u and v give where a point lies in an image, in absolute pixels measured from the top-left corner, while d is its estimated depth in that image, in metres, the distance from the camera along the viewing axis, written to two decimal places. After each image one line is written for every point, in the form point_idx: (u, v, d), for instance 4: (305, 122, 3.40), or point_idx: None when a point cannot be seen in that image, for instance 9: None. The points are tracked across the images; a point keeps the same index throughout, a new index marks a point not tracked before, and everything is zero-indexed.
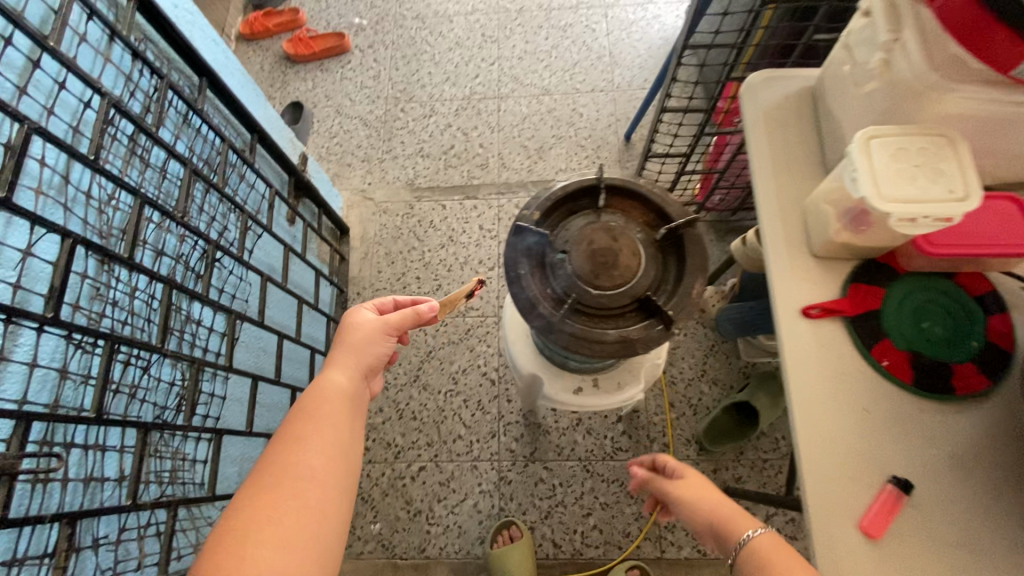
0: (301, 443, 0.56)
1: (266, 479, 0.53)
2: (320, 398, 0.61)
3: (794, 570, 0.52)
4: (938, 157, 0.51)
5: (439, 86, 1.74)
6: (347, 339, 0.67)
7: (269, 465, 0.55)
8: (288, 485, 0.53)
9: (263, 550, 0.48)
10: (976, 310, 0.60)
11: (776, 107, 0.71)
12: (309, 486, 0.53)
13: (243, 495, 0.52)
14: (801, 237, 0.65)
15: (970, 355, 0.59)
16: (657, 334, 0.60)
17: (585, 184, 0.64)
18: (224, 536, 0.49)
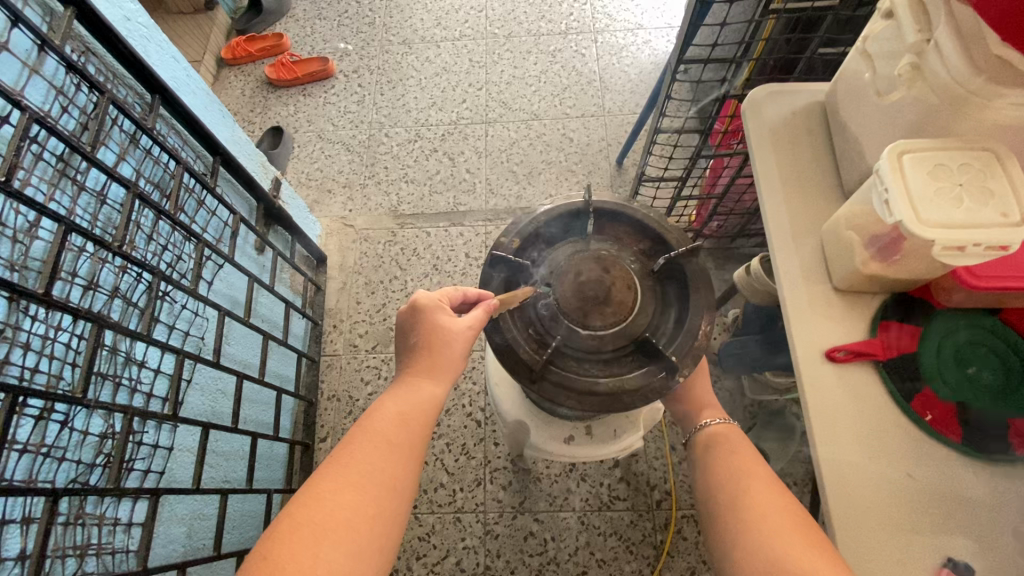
0: (389, 448, 0.53)
1: (343, 475, 0.50)
2: (411, 404, 0.56)
3: (739, 448, 0.57)
4: (984, 174, 0.44)
5: (425, 111, 1.68)
6: (438, 346, 0.58)
7: (349, 457, 0.51)
8: (364, 487, 0.49)
9: (336, 543, 0.46)
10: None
11: (783, 123, 0.63)
12: (385, 496, 0.50)
13: (325, 480, 0.49)
14: (820, 268, 0.56)
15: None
16: (659, 383, 0.51)
17: (571, 208, 0.56)
18: (290, 525, 0.46)
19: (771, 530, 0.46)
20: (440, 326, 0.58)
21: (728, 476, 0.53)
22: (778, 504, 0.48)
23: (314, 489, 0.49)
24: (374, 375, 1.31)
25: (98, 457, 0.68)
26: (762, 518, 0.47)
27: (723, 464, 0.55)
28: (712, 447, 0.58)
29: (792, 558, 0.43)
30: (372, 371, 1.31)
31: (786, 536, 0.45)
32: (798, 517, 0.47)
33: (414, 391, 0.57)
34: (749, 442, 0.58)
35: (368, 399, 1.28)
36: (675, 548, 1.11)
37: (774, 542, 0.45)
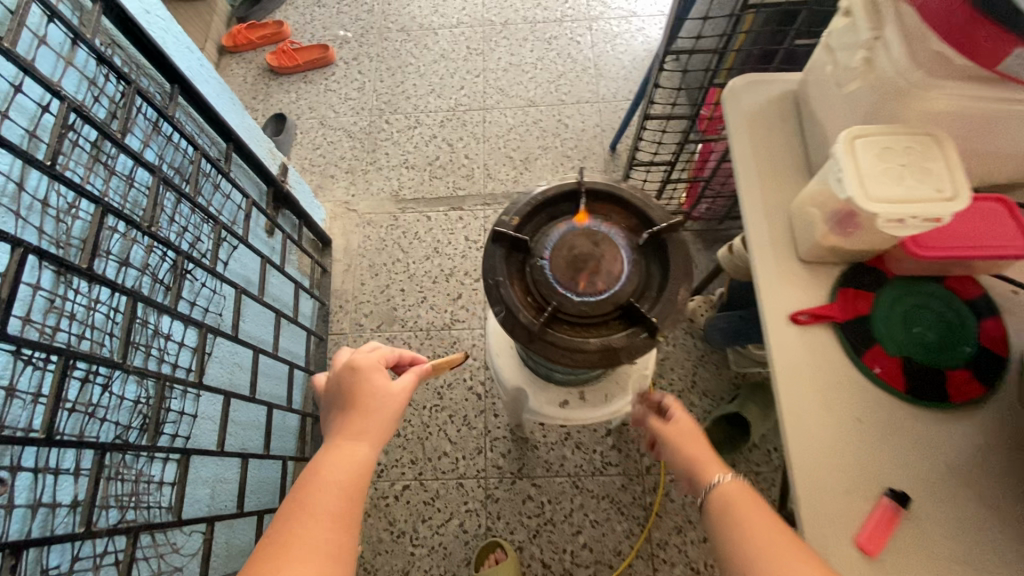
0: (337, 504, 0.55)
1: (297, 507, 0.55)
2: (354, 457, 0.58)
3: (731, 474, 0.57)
4: (924, 156, 0.50)
5: (424, 97, 1.73)
6: (369, 404, 0.62)
7: (288, 517, 0.53)
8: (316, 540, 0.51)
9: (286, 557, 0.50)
10: (970, 317, 0.58)
11: (759, 111, 0.70)
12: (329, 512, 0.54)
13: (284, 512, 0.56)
14: (788, 242, 0.63)
15: (966, 363, 0.56)
16: (642, 343, 0.57)
17: (564, 189, 0.62)
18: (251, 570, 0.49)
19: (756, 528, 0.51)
20: (365, 376, 0.64)
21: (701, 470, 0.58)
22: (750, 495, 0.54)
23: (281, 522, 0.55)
24: None
25: (134, 420, 0.74)
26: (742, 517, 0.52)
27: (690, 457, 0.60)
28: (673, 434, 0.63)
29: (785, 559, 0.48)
30: None
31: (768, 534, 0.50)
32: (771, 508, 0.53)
33: (352, 443, 0.59)
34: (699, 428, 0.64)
35: None
36: (663, 508, 1.19)
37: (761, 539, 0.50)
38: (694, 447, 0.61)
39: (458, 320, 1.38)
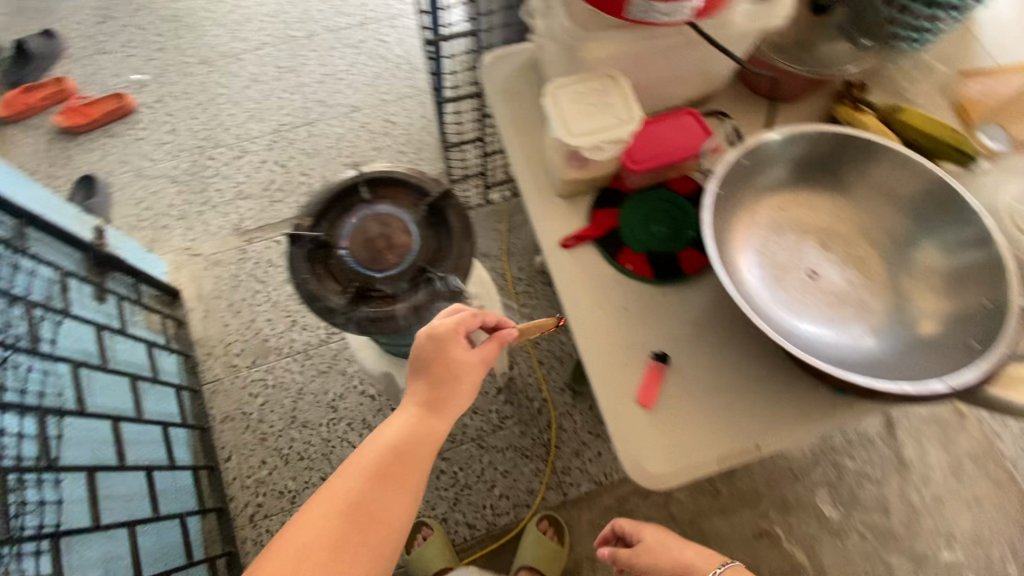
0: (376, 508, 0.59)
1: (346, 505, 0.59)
2: (391, 457, 0.61)
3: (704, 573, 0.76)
4: (606, 92, 0.63)
5: (244, 126, 1.70)
6: (447, 380, 0.62)
7: (348, 514, 0.58)
8: (354, 543, 0.57)
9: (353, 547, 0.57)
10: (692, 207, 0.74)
11: (509, 80, 0.82)
12: (398, 501, 0.60)
13: (332, 499, 0.59)
14: (549, 184, 0.77)
15: (693, 242, 0.72)
16: (442, 296, 0.65)
17: (346, 182, 0.69)
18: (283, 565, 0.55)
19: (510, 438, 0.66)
20: (444, 355, 0.62)
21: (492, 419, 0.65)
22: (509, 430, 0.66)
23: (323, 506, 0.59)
24: (263, 386, 1.37)
25: None
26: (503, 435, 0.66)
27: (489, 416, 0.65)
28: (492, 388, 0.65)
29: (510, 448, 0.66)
30: (259, 383, 1.37)
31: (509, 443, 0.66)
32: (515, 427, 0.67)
33: (403, 436, 0.61)
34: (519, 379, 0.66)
35: (262, 409, 1.35)
36: (560, 440, 1.33)
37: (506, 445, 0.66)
38: (655, 562, 0.79)
39: (333, 332, 1.41)
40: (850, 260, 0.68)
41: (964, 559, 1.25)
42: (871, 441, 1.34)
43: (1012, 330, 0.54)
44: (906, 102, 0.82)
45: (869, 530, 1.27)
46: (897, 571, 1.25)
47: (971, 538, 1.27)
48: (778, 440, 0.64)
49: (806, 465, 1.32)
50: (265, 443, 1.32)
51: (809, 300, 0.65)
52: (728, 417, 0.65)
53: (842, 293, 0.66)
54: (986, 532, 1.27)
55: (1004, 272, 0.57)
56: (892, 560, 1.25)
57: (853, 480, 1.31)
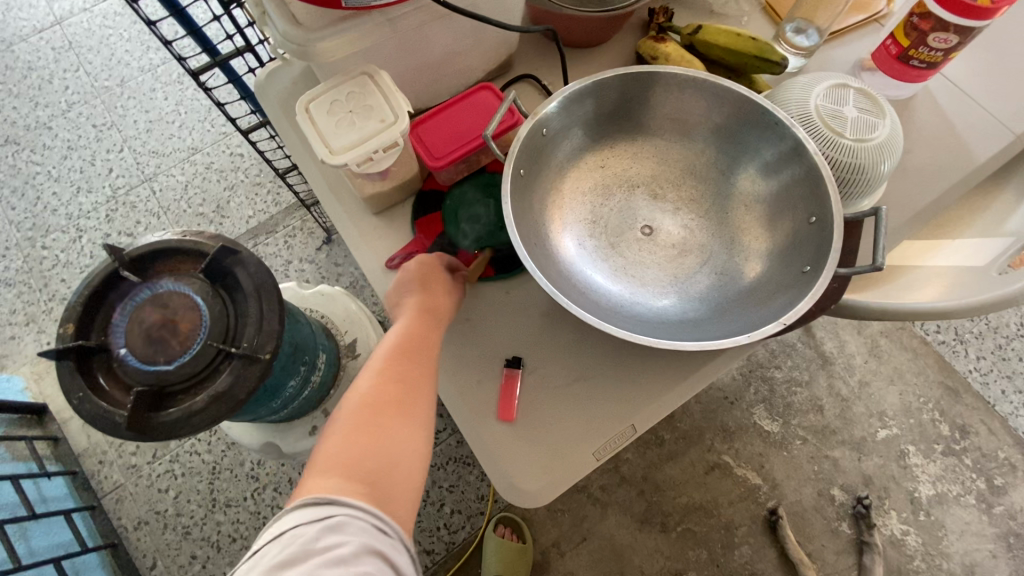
0: (395, 399, 0.56)
1: (373, 444, 0.53)
2: (401, 351, 0.57)
3: None
4: (363, 95, 0.55)
5: (74, 201, 1.51)
6: (444, 288, 0.61)
7: (364, 453, 0.52)
8: (388, 429, 0.54)
9: (394, 482, 0.52)
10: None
11: (288, 95, 0.72)
12: (411, 431, 0.55)
13: (355, 443, 0.52)
14: (357, 204, 0.68)
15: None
16: (248, 369, 0.56)
17: (106, 271, 0.59)
18: (324, 464, 0.51)
19: (397, 443, 0.54)
20: (433, 271, 0.61)
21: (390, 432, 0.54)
22: (404, 435, 0.55)
23: (360, 447, 0.52)
24: (170, 479, 1.25)
25: None
26: (395, 434, 0.54)
27: (387, 411, 0.55)
28: (375, 395, 0.56)
29: (400, 458, 0.53)
30: (166, 476, 1.25)
31: (401, 449, 0.54)
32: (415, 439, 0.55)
33: (402, 335, 0.58)
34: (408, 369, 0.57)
35: (177, 502, 1.23)
36: None
37: (399, 452, 0.54)
38: None
39: None
40: (682, 203, 0.63)
41: (899, 432, 1.30)
42: (792, 347, 1.36)
43: (838, 244, 0.51)
44: (712, 17, 0.77)
45: (809, 432, 1.30)
46: (842, 462, 1.28)
47: (901, 411, 1.31)
48: (656, 410, 0.60)
49: (738, 389, 1.33)
50: (190, 536, 1.21)
51: (645, 262, 0.60)
52: (599, 405, 0.60)
53: (680, 243, 0.61)
54: (912, 400, 1.32)
55: (820, 182, 0.53)
56: (835, 454, 1.29)
57: (784, 389, 1.33)
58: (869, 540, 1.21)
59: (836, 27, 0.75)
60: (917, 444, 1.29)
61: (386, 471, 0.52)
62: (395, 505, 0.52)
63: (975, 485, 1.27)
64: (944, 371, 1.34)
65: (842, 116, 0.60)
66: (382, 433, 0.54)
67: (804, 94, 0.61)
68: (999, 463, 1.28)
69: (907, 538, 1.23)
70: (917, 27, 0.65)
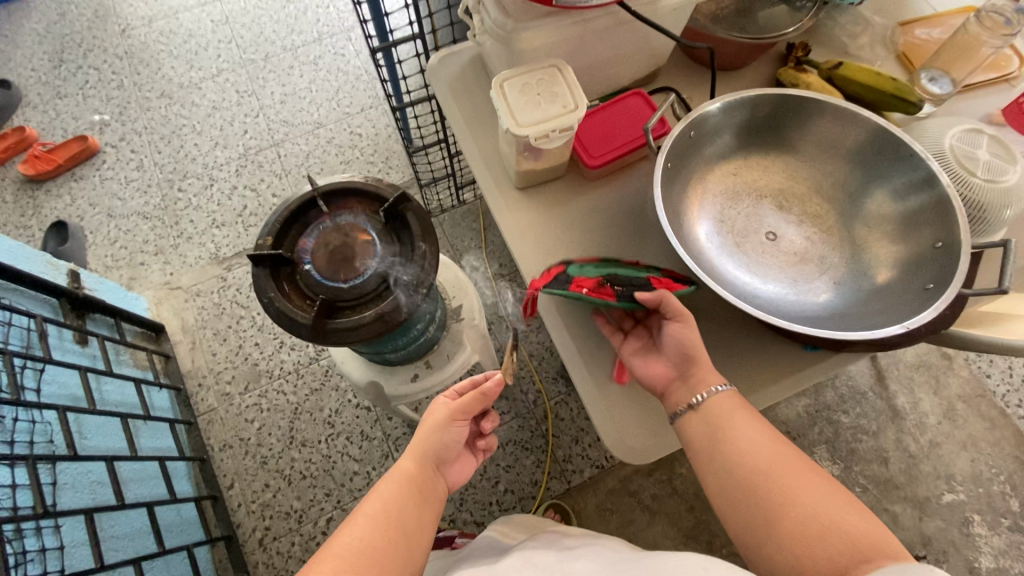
0: (405, 525, 0.62)
1: (380, 546, 0.59)
2: (409, 480, 0.65)
3: None
4: (551, 83, 0.64)
5: (210, 154, 1.70)
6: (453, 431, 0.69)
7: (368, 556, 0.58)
8: (396, 542, 0.61)
9: None
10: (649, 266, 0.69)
11: (458, 77, 0.82)
12: (412, 547, 0.62)
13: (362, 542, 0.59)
14: (506, 177, 0.77)
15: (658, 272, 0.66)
16: (407, 299, 0.65)
17: (302, 199, 0.69)
18: (339, 551, 0.58)
19: (401, 550, 0.60)
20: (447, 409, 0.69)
21: (399, 542, 0.61)
22: (408, 550, 0.61)
23: (368, 550, 0.59)
24: (257, 411, 1.37)
25: None
26: (401, 541, 0.61)
27: (398, 527, 0.62)
28: (390, 508, 0.63)
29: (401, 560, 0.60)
30: (253, 409, 1.37)
31: (400, 556, 0.60)
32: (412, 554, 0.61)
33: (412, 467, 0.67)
34: (415, 496, 0.65)
35: (259, 433, 1.35)
36: (557, 429, 1.33)
37: (400, 554, 0.60)
38: None
39: (321, 349, 1.41)
40: (806, 216, 0.68)
41: (966, 499, 1.27)
42: (863, 395, 1.35)
43: (965, 267, 0.55)
44: (848, 57, 0.83)
45: (870, 481, 1.29)
46: (902, 518, 1.26)
47: (970, 478, 1.28)
48: (758, 399, 0.65)
49: (802, 426, 1.33)
50: (267, 466, 1.32)
51: (766, 262, 0.66)
52: None
53: (803, 251, 0.66)
54: (984, 469, 1.29)
55: (949, 209, 0.58)
56: (896, 508, 1.27)
57: (850, 434, 1.33)
58: None
59: (969, 82, 0.79)
60: (983, 514, 1.26)
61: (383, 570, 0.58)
62: None
63: None
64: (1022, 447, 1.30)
65: (976, 156, 0.64)
66: (387, 538, 0.60)
67: (941, 132, 0.66)
68: None
69: None
70: None
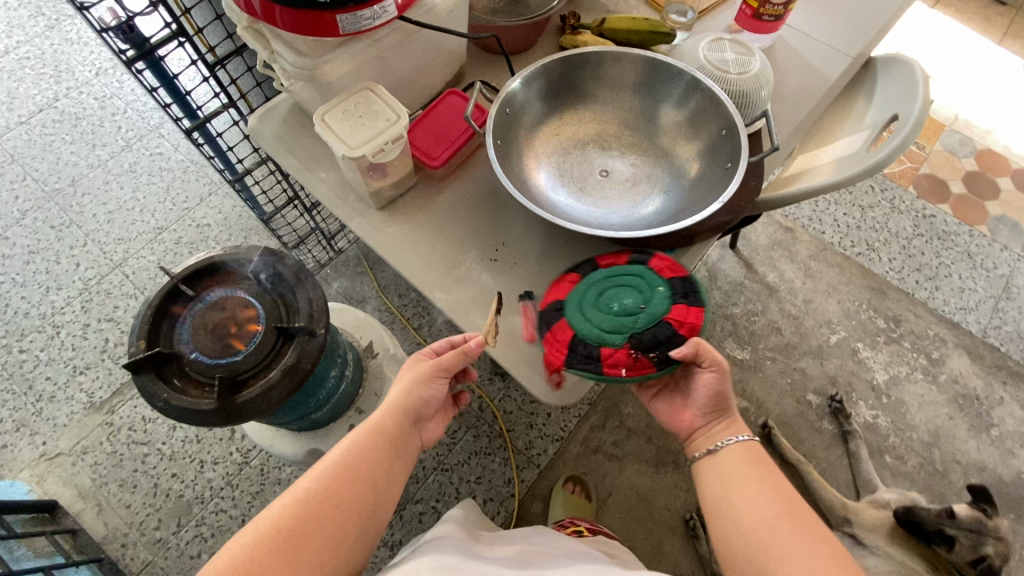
0: (372, 476, 0.62)
1: (346, 492, 0.59)
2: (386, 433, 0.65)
3: None
4: (368, 103, 0.68)
5: (45, 300, 1.52)
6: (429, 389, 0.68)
7: (332, 497, 0.58)
8: (363, 490, 0.61)
9: (347, 526, 0.58)
10: (634, 263, 0.69)
11: (283, 128, 0.84)
12: (378, 498, 0.62)
13: (328, 485, 0.59)
14: (363, 203, 0.80)
15: (671, 301, 0.66)
16: (309, 345, 0.66)
17: (161, 290, 0.67)
18: (304, 493, 0.58)
19: (368, 499, 0.61)
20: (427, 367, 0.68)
21: (365, 491, 0.61)
22: (375, 499, 0.61)
23: (334, 496, 0.59)
24: (201, 542, 1.25)
25: None
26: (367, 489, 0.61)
27: (366, 476, 0.61)
28: (362, 455, 0.62)
29: (365, 507, 0.60)
30: (195, 542, 1.25)
31: (365, 504, 0.60)
32: (377, 502, 0.62)
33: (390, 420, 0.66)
34: (390, 448, 0.65)
35: None
36: (509, 423, 1.37)
37: (366, 502, 0.60)
38: None
39: (249, 449, 1.32)
40: (625, 147, 0.79)
41: (846, 334, 1.50)
42: (742, 285, 1.55)
43: (745, 142, 0.68)
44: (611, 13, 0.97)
45: (775, 351, 1.48)
46: (809, 370, 1.46)
47: (843, 316, 1.52)
48: None
49: (708, 329, 1.50)
50: None
51: (609, 196, 0.75)
52: None
53: (633, 175, 0.77)
54: (849, 305, 1.53)
55: (720, 101, 0.71)
56: (802, 364, 1.47)
57: (745, 321, 1.51)
58: (849, 428, 1.37)
59: (703, 6, 0.97)
60: (863, 340, 1.49)
61: (342, 514, 0.58)
62: (339, 546, 0.57)
63: (919, 363, 1.47)
64: (867, 276, 1.57)
65: (724, 58, 0.78)
66: (355, 484, 0.60)
67: (694, 48, 0.80)
68: (932, 340, 1.50)
69: (878, 421, 1.41)
70: None
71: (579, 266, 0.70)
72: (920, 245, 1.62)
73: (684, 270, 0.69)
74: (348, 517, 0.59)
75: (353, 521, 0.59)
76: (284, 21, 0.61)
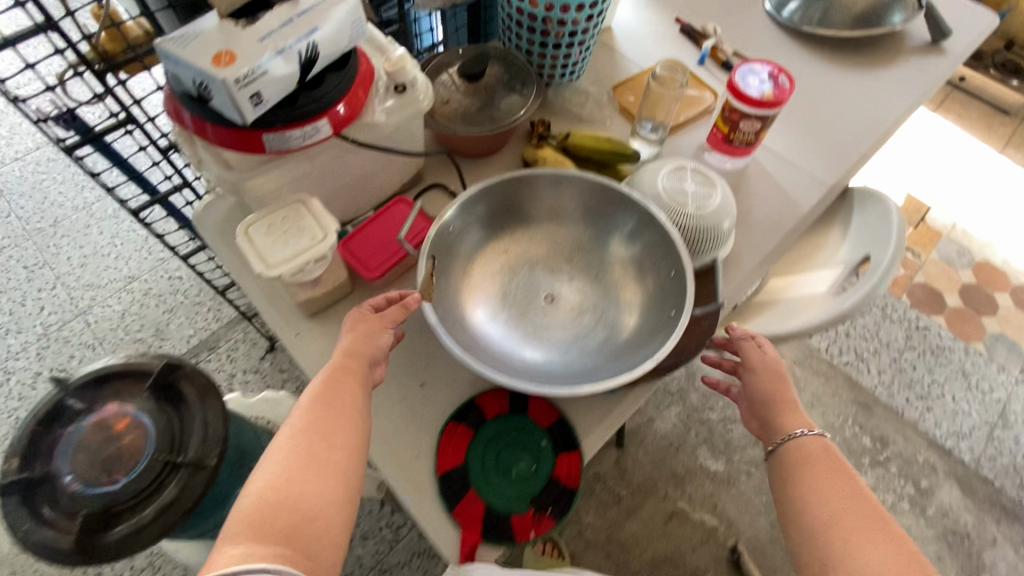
0: (336, 431, 0.55)
1: (313, 455, 0.53)
2: (333, 388, 0.58)
3: None
4: (296, 218, 0.65)
5: (2, 344, 1.48)
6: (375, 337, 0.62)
7: (297, 463, 0.52)
8: (328, 447, 0.54)
9: (327, 487, 0.52)
10: (513, 415, 0.68)
11: (225, 220, 0.81)
12: (352, 447, 0.55)
13: (289, 456, 0.52)
14: (293, 309, 0.75)
15: (556, 454, 0.66)
16: (196, 478, 0.60)
17: (51, 403, 0.63)
18: (270, 467, 0.52)
19: (339, 454, 0.54)
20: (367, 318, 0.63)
21: (334, 447, 0.54)
22: (344, 452, 0.55)
23: (301, 461, 0.52)
24: None
25: None
26: (334, 445, 0.54)
27: (326, 432, 0.55)
28: (316, 416, 0.56)
29: (339, 460, 0.54)
30: None
31: (337, 461, 0.54)
32: (352, 454, 0.55)
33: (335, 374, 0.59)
34: (345, 398, 0.58)
35: None
36: None
37: (335, 458, 0.54)
38: None
39: None
40: (571, 273, 0.75)
41: None
42: None
43: (689, 293, 0.64)
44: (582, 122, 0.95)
45: (751, 464, 1.39)
46: None
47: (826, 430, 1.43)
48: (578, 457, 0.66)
49: (681, 433, 1.41)
50: None
51: (548, 326, 0.70)
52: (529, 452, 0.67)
53: (577, 304, 0.72)
54: (833, 419, 1.45)
55: (670, 241, 0.67)
56: None
57: (721, 427, 1.43)
58: None
59: (677, 123, 0.94)
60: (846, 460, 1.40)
61: (319, 474, 0.52)
62: (325, 507, 0.51)
63: (906, 491, 1.37)
64: (854, 389, 1.49)
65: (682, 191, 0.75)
66: (321, 444, 0.54)
67: (653, 176, 0.77)
68: (921, 466, 1.40)
69: None
70: (730, 118, 0.85)
71: (464, 417, 0.66)
72: (912, 360, 1.54)
73: (555, 408, 0.69)
74: (325, 476, 0.52)
75: (332, 479, 0.53)
76: (221, 137, 0.59)
